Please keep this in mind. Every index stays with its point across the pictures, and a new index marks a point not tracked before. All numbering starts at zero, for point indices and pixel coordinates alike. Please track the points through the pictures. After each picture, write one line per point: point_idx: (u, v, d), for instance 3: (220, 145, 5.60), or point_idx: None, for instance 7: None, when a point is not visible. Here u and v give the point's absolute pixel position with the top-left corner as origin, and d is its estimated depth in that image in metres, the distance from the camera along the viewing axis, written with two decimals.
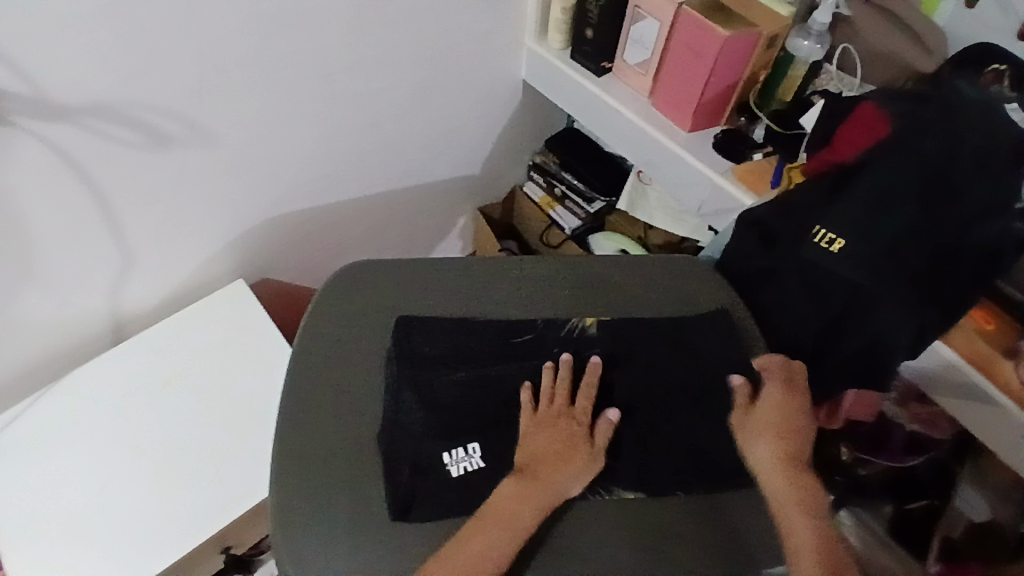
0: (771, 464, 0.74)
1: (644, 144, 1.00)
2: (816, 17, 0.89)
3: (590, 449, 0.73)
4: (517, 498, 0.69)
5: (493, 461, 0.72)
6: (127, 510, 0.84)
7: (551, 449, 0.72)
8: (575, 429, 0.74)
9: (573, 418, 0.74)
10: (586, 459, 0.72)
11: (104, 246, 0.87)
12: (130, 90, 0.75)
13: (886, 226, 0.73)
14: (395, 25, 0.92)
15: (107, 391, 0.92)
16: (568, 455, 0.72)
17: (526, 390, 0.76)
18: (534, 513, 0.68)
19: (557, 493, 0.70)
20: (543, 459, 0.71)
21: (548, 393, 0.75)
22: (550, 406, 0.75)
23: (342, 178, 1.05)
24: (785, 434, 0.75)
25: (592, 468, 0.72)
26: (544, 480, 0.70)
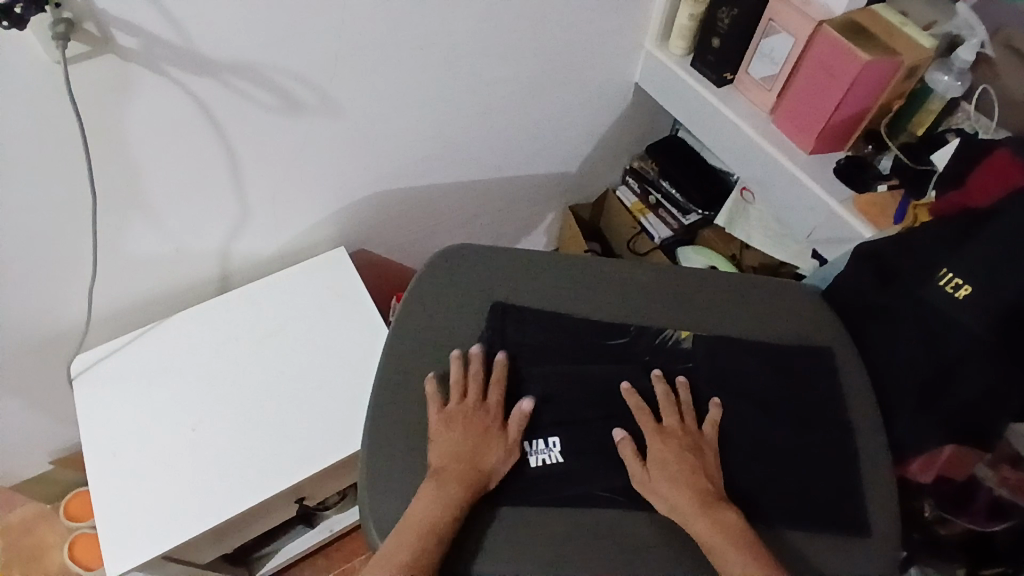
0: (676, 496, 0.70)
1: (758, 161, 0.97)
2: (959, 53, 0.84)
3: (502, 439, 0.74)
4: (434, 491, 0.68)
5: (437, 461, 0.71)
6: (214, 452, 0.88)
7: (457, 444, 0.72)
8: (489, 423, 0.75)
9: (482, 410, 0.75)
10: (498, 445, 0.73)
11: (221, 199, 0.90)
12: (272, 52, 0.77)
13: (1016, 276, 0.69)
14: (526, 15, 0.92)
15: (206, 337, 0.96)
16: (478, 446, 0.72)
17: (433, 381, 0.76)
18: (444, 509, 0.67)
19: (477, 480, 0.70)
20: (455, 451, 0.71)
21: (457, 385, 0.76)
22: (460, 398, 0.75)
23: (449, 160, 1.06)
24: (654, 465, 0.72)
25: (506, 457, 0.73)
26: (451, 474, 0.70)
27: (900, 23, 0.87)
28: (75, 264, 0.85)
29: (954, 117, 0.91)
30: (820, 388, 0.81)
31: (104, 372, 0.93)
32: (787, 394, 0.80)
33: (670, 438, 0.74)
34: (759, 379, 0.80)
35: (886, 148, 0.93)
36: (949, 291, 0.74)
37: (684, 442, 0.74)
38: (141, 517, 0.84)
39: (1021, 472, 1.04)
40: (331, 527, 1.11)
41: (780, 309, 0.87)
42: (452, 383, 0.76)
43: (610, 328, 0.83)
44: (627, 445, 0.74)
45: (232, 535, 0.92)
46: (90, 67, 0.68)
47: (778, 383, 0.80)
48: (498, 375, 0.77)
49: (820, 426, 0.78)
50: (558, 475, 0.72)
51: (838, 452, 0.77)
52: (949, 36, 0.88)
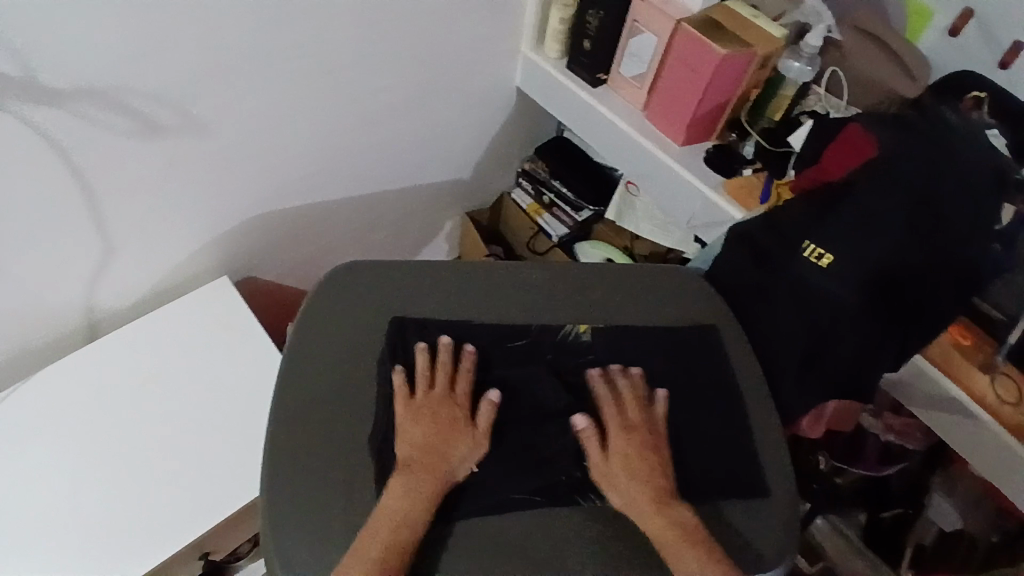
0: (635, 493, 0.71)
1: (636, 156, 1.02)
2: (809, 40, 0.92)
3: (474, 431, 0.74)
4: (408, 484, 0.68)
5: (408, 455, 0.71)
6: (100, 511, 0.82)
7: (425, 438, 0.72)
8: (458, 414, 0.75)
9: (453, 404, 0.76)
10: (469, 438, 0.73)
11: (83, 236, 0.84)
12: (123, 75, 0.73)
13: (871, 245, 0.76)
14: (398, 25, 0.92)
15: (81, 389, 0.89)
16: (449, 437, 0.73)
17: (399, 374, 0.77)
18: (426, 505, 0.68)
19: (447, 476, 0.70)
20: (424, 445, 0.72)
21: (426, 378, 0.77)
22: (429, 392, 0.76)
23: (336, 177, 1.04)
24: (614, 460, 0.73)
25: (476, 448, 0.73)
26: (421, 467, 0.70)
27: (751, 16, 0.93)
28: None
29: (807, 100, 0.98)
30: (713, 365, 0.84)
31: None
32: (682, 373, 0.83)
33: (637, 437, 0.75)
34: (655, 365, 0.83)
35: (748, 134, 0.99)
36: (812, 261, 0.79)
37: (647, 440, 0.75)
38: None
39: (903, 417, 1.15)
40: None
41: (668, 296, 0.91)
42: (418, 374, 0.77)
43: (508, 331, 0.83)
44: (591, 435, 0.74)
45: None
46: None
47: (672, 368, 0.83)
48: (469, 368, 0.78)
49: (714, 399, 0.82)
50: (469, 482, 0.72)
51: (734, 423, 0.81)
52: (798, 25, 0.96)
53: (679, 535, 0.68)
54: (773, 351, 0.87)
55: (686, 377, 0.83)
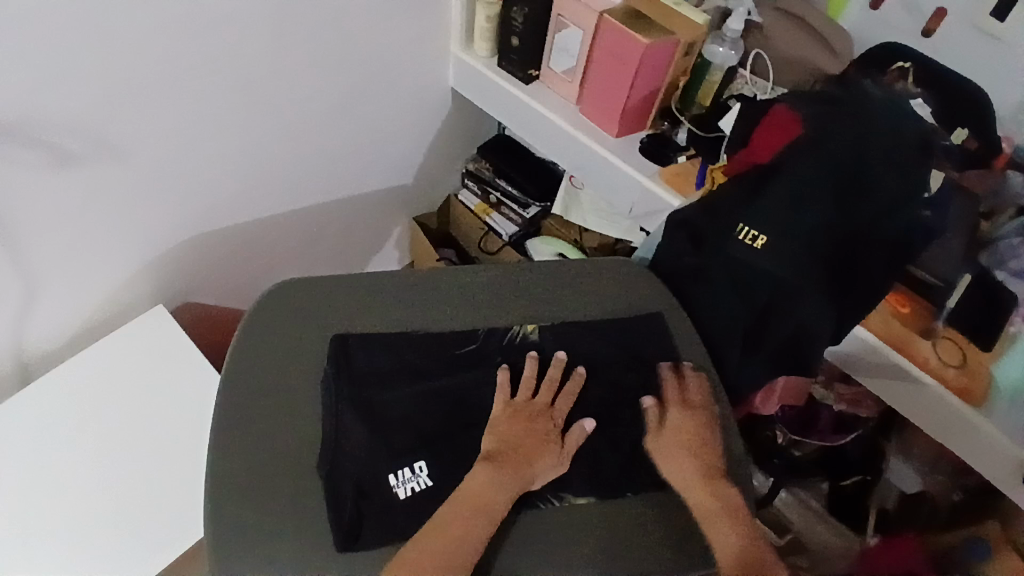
0: (683, 468, 0.75)
1: (574, 150, 1.02)
2: (730, 24, 0.93)
3: (559, 450, 0.75)
4: (495, 482, 0.70)
5: (490, 452, 0.72)
6: (47, 559, 0.80)
7: (515, 439, 0.74)
8: (551, 427, 0.76)
9: (550, 418, 0.76)
10: (561, 453, 0.74)
11: (5, 275, 0.81)
12: (28, 106, 0.70)
13: (802, 224, 0.77)
14: (320, 33, 0.91)
15: (18, 433, 0.86)
16: (536, 446, 0.74)
17: (503, 371, 0.79)
18: (507, 499, 0.69)
19: (524, 482, 0.71)
20: (510, 450, 0.73)
21: (528, 385, 0.78)
22: (529, 400, 0.77)
23: (271, 192, 1.03)
24: (667, 433, 0.77)
25: (559, 460, 0.74)
26: (507, 466, 0.71)
27: (673, 3, 0.93)
28: None
29: (734, 84, 0.98)
30: (659, 352, 0.85)
31: None
32: (629, 365, 0.83)
33: (693, 413, 0.78)
34: (602, 358, 0.83)
35: (680, 123, 1.01)
36: (748, 243, 0.79)
37: (699, 419, 0.78)
38: None
39: (853, 386, 1.16)
40: None
41: (614, 288, 0.91)
42: (524, 379, 0.79)
43: (455, 337, 0.83)
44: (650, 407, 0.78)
45: None
46: None
47: (619, 359, 0.83)
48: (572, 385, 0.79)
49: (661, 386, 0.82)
50: (420, 492, 0.71)
51: None
52: (720, 10, 0.98)
53: (720, 515, 0.72)
54: (718, 334, 0.87)
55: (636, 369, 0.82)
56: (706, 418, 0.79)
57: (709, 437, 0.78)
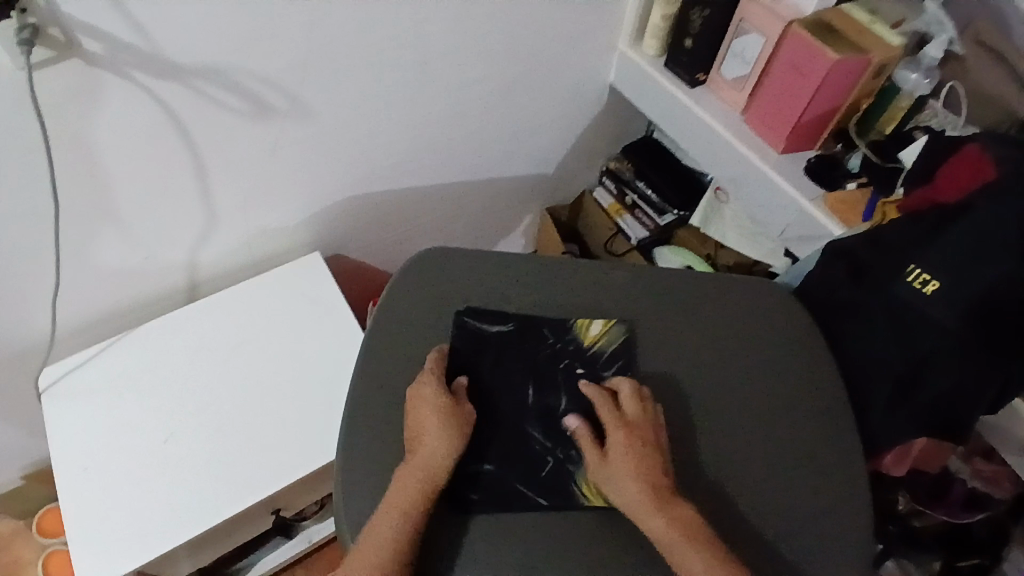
0: (631, 491, 0.68)
1: (730, 161, 0.99)
2: (929, 49, 0.86)
3: (462, 427, 0.72)
4: (393, 506, 0.67)
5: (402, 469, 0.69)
6: (188, 459, 0.89)
7: (418, 443, 0.70)
8: (456, 412, 0.73)
9: (446, 403, 0.73)
10: (448, 428, 0.71)
11: (190, 204, 0.90)
12: (240, 57, 0.77)
13: (978, 272, 0.70)
14: (499, 19, 0.93)
15: (180, 346, 0.97)
16: (438, 438, 0.70)
17: (422, 378, 0.75)
18: (406, 520, 0.66)
19: (430, 479, 0.68)
20: (413, 459, 0.70)
21: (432, 379, 0.75)
22: (427, 391, 0.74)
23: (423, 164, 1.08)
24: (613, 460, 0.70)
25: (444, 424, 0.71)
26: (405, 483, 0.68)
27: (868, 22, 0.89)
28: (40, 274, 0.85)
29: (922, 114, 0.93)
30: (793, 383, 0.81)
31: (73, 385, 0.93)
32: (761, 384, 0.81)
33: (634, 433, 0.71)
34: (675, 381, 0.80)
35: (855, 146, 0.95)
36: (916, 287, 0.74)
37: (646, 438, 0.71)
38: (116, 530, 0.84)
39: (993, 464, 1.06)
40: (309, 537, 1.11)
41: (716, 307, 0.86)
42: (428, 372, 0.76)
43: (525, 333, 0.81)
44: (585, 438, 0.73)
45: (210, 546, 0.95)
46: (58, 73, 0.68)
47: (713, 386, 0.80)
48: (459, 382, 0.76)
49: (788, 414, 0.79)
50: (531, 470, 0.73)
51: (809, 446, 0.77)
52: (918, 33, 0.90)
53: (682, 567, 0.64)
54: (862, 375, 0.82)
55: (730, 392, 0.79)
56: (637, 440, 0.71)
57: (653, 469, 0.69)
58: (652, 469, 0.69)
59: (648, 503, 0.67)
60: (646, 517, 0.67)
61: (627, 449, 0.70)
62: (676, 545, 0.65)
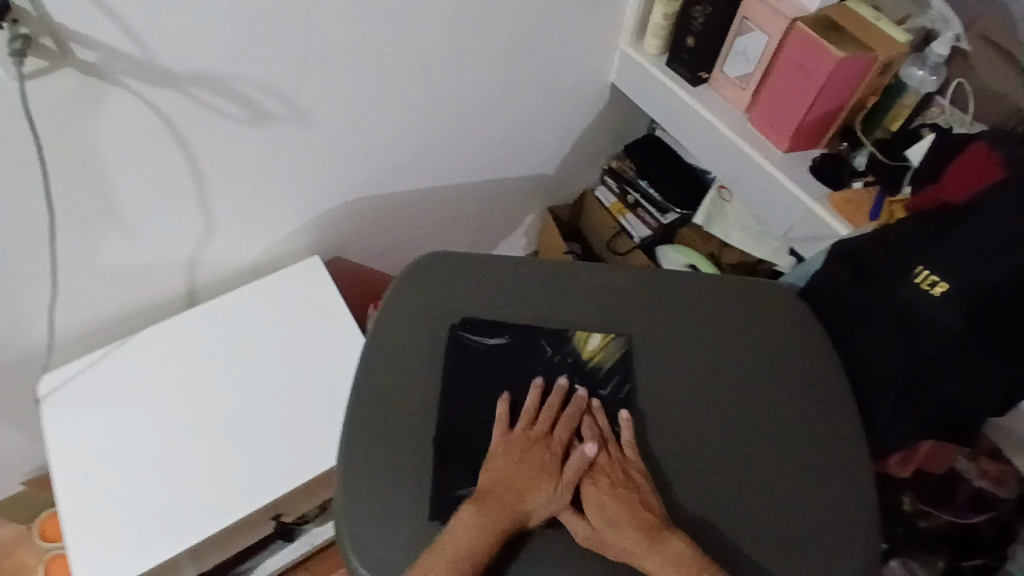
0: (625, 539, 0.67)
1: (734, 160, 0.97)
2: (934, 48, 0.85)
3: (557, 480, 0.71)
4: (476, 523, 0.66)
5: (488, 488, 0.69)
6: (188, 467, 0.88)
7: (514, 476, 0.70)
8: (550, 457, 0.73)
9: (547, 447, 0.73)
10: (552, 482, 0.71)
11: (187, 210, 0.89)
12: (236, 62, 0.76)
13: (990, 274, 0.68)
14: (498, 20, 0.91)
15: (181, 352, 0.97)
16: (530, 480, 0.70)
17: (503, 402, 0.75)
18: (489, 542, 0.65)
19: (523, 515, 0.68)
20: (506, 485, 0.69)
21: (528, 416, 0.75)
22: (526, 429, 0.74)
23: (423, 166, 1.06)
24: (596, 520, 0.69)
25: (558, 502, 0.70)
26: (493, 503, 0.68)
27: (872, 19, 0.87)
28: (38, 284, 0.84)
29: (928, 111, 0.91)
30: (800, 385, 0.80)
31: (72, 392, 0.93)
32: (766, 390, 0.79)
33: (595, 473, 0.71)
34: (679, 390, 0.78)
35: (861, 144, 0.94)
36: (925, 288, 0.72)
37: (616, 479, 0.71)
38: (115, 538, 0.84)
39: (1001, 465, 1.04)
40: (312, 540, 1.12)
41: (720, 310, 0.84)
42: (525, 409, 0.75)
43: (522, 347, 0.80)
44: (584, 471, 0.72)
45: (213, 552, 0.95)
46: (52, 82, 0.66)
47: (717, 397, 0.78)
48: (577, 454, 0.72)
49: (793, 416, 0.78)
50: (533, 483, 0.72)
51: (818, 451, 0.75)
52: (923, 30, 0.88)
53: None
54: (869, 379, 0.80)
55: (729, 402, 0.78)
56: (615, 482, 0.71)
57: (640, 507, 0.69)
58: (635, 508, 0.69)
59: (642, 543, 0.66)
60: (646, 559, 0.66)
61: (610, 504, 0.69)
62: None
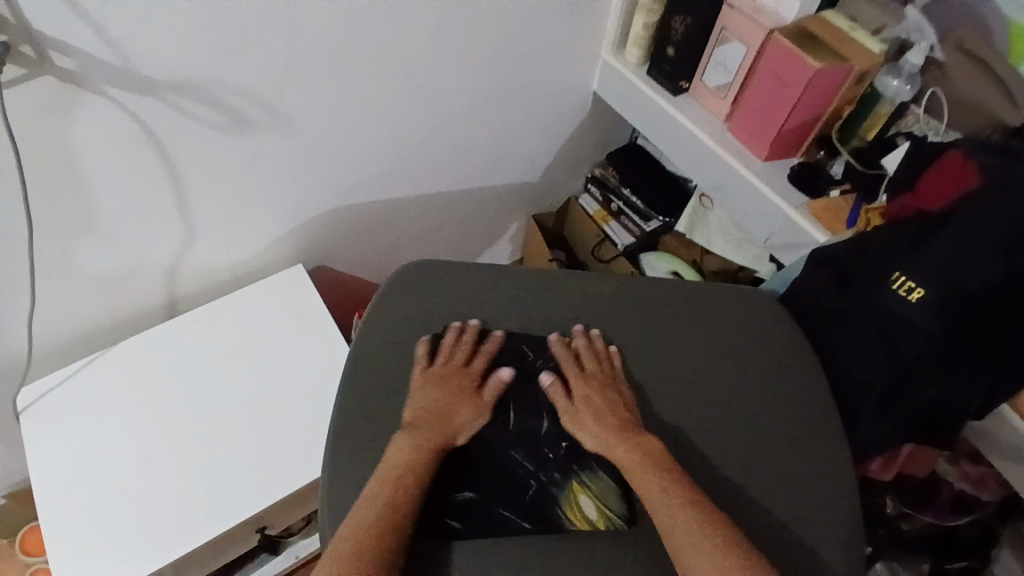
0: (602, 425, 0.74)
1: (715, 169, 0.99)
2: (910, 58, 0.86)
3: (478, 402, 0.76)
4: (410, 447, 0.70)
5: (414, 417, 0.73)
6: (169, 478, 0.88)
7: (439, 404, 0.74)
8: (469, 384, 0.77)
9: (465, 376, 0.78)
10: (472, 403, 0.76)
11: (169, 219, 0.88)
12: (216, 71, 0.76)
13: (964, 281, 0.69)
14: (480, 29, 0.92)
15: (161, 363, 0.96)
16: (454, 406, 0.75)
17: (422, 343, 0.79)
18: (426, 464, 0.69)
19: (451, 435, 0.73)
20: (432, 412, 0.74)
21: (445, 352, 0.79)
22: (444, 363, 0.78)
23: (406, 174, 1.07)
24: (582, 408, 0.76)
25: (480, 420, 0.75)
26: (424, 429, 0.72)
27: (848, 30, 0.89)
28: (16, 293, 0.83)
29: (904, 119, 0.93)
30: (781, 391, 0.80)
31: (50, 404, 0.92)
32: (747, 394, 0.80)
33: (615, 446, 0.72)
34: (665, 397, 0.79)
35: (838, 153, 0.95)
36: (902, 294, 0.73)
37: (604, 382, 0.77)
38: (95, 552, 0.83)
39: (981, 467, 1.05)
40: (297, 553, 1.09)
41: (702, 316, 0.85)
42: (442, 347, 0.79)
43: (504, 353, 0.81)
44: (555, 391, 0.78)
45: (196, 566, 0.94)
46: (29, 90, 0.66)
47: (700, 403, 0.79)
48: (496, 380, 0.78)
49: (774, 420, 0.78)
50: (517, 489, 0.72)
51: (800, 457, 0.76)
52: (898, 40, 0.90)
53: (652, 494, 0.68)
54: (851, 384, 0.81)
55: (712, 407, 0.78)
56: (603, 380, 0.77)
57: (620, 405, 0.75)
58: (616, 406, 0.75)
59: (617, 438, 0.73)
60: (621, 453, 0.72)
61: (598, 399, 0.76)
62: (652, 478, 0.69)
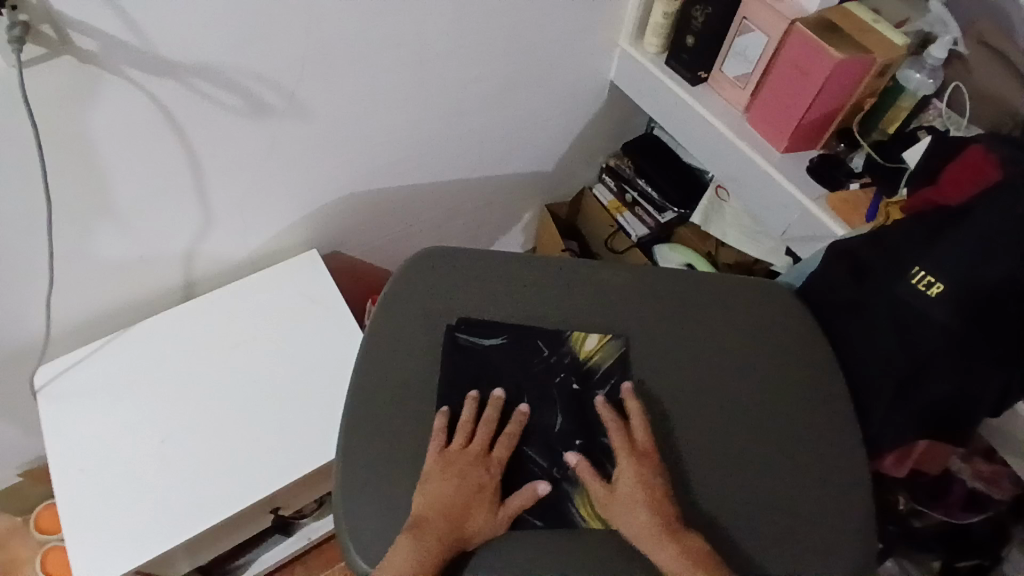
0: (638, 522, 0.68)
1: (733, 161, 0.98)
2: (932, 52, 0.85)
3: (497, 504, 0.70)
4: (412, 552, 0.65)
5: (422, 513, 0.68)
6: (183, 460, 0.88)
7: (453, 501, 0.68)
8: (489, 478, 0.71)
9: (485, 467, 0.72)
10: (490, 504, 0.70)
11: (185, 202, 0.89)
12: (235, 55, 0.76)
13: (985, 276, 0.68)
14: (498, 16, 0.91)
15: (176, 347, 0.96)
16: (470, 505, 0.69)
17: (440, 416, 0.74)
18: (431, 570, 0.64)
19: (464, 540, 0.67)
20: (443, 509, 0.68)
21: (464, 431, 0.73)
22: (462, 446, 0.72)
23: (422, 162, 1.07)
24: (618, 494, 0.70)
25: (495, 526, 0.69)
26: (432, 528, 0.66)
27: (871, 20, 0.87)
28: (34, 274, 0.84)
29: (926, 114, 0.92)
30: (795, 384, 0.80)
31: (67, 384, 0.93)
32: (759, 386, 0.80)
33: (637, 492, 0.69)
34: (681, 389, 0.79)
35: (858, 145, 0.94)
36: (921, 289, 0.72)
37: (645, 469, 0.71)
38: (110, 531, 0.84)
39: (995, 466, 1.03)
40: (309, 534, 1.13)
41: (719, 308, 0.85)
42: (461, 423, 0.74)
43: (517, 348, 0.80)
44: (589, 474, 0.73)
45: (209, 546, 0.95)
46: (49, 71, 0.66)
47: (715, 394, 0.78)
48: (528, 487, 0.71)
49: (788, 415, 0.78)
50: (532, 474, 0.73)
51: (813, 450, 0.76)
52: (921, 34, 0.89)
53: None
54: (867, 379, 0.80)
55: (723, 397, 0.78)
56: (651, 465, 0.71)
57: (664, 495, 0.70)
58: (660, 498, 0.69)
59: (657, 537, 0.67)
60: (657, 549, 0.66)
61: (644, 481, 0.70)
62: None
